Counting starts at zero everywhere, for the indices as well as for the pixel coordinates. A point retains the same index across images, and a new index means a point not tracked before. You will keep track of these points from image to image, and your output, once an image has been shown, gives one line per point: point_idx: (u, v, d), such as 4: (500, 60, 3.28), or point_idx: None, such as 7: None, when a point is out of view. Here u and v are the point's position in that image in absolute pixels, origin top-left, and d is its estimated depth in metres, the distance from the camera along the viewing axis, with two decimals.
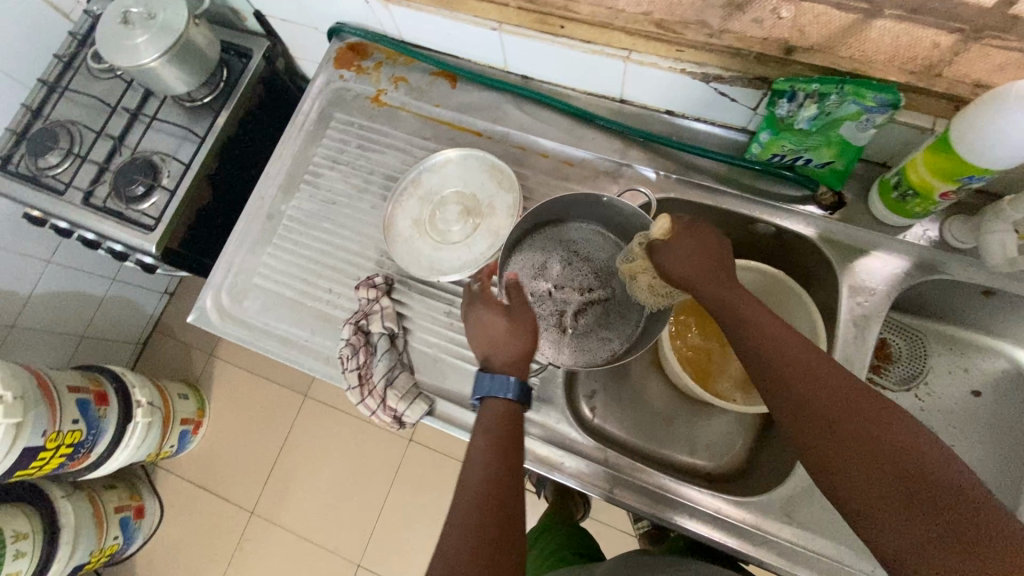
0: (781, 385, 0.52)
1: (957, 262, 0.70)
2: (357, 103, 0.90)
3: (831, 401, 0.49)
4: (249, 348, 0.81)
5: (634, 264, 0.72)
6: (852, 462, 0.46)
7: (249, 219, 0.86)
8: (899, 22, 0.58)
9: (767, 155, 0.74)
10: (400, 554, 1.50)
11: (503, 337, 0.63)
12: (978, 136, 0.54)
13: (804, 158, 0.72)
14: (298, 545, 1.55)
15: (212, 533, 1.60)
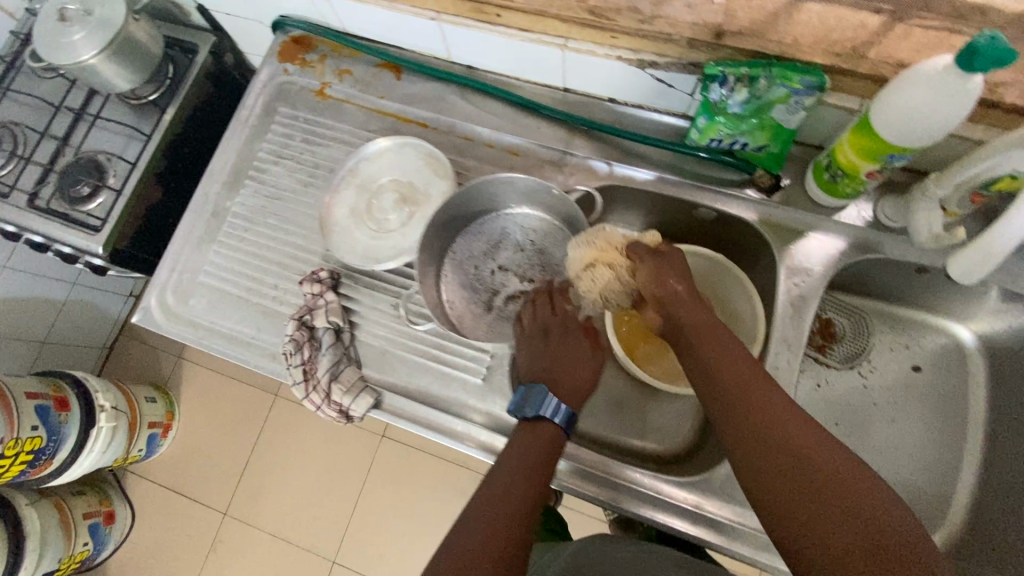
0: (751, 420, 0.54)
1: (890, 240, 0.72)
2: (302, 97, 0.88)
3: (802, 444, 0.51)
4: (195, 348, 0.79)
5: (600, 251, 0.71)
6: (815, 502, 0.47)
7: (193, 217, 0.85)
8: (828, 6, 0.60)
9: (705, 140, 0.75)
10: (375, 550, 1.50)
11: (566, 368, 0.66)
12: (899, 116, 0.54)
13: (740, 142, 0.73)
14: (272, 544, 1.54)
15: (185, 536, 1.59)
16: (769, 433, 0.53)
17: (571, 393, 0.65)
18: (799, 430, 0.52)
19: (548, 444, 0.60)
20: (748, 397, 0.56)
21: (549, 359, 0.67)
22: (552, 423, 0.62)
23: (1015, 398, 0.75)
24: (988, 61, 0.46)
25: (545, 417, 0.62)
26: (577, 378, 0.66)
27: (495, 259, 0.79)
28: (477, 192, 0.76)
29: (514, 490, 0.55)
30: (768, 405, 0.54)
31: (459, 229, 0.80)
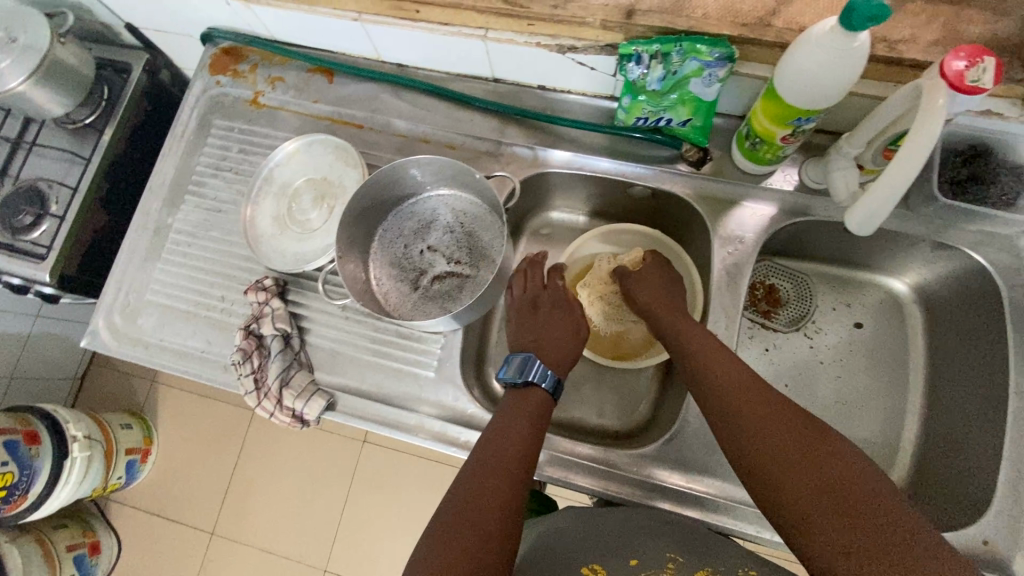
0: (729, 408, 0.59)
1: (817, 202, 0.74)
2: (236, 108, 0.88)
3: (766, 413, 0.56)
4: (146, 367, 0.79)
5: (593, 285, 0.84)
6: (788, 457, 0.52)
7: (136, 237, 0.85)
8: None
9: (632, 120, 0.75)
10: (366, 555, 1.50)
11: (554, 340, 0.74)
12: (797, 81, 0.56)
13: (665, 119, 0.74)
14: (263, 558, 1.54)
15: (174, 559, 1.58)
16: (746, 419, 0.57)
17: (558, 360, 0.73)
18: (775, 411, 0.56)
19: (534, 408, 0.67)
20: (726, 387, 0.61)
21: (537, 331, 0.75)
22: (540, 390, 0.68)
23: (950, 344, 0.78)
24: (864, 18, 0.47)
25: (533, 383, 0.68)
26: (561, 348, 0.74)
27: (425, 239, 0.80)
28: (404, 174, 0.75)
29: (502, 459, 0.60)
30: (745, 392, 0.59)
31: (390, 208, 0.80)
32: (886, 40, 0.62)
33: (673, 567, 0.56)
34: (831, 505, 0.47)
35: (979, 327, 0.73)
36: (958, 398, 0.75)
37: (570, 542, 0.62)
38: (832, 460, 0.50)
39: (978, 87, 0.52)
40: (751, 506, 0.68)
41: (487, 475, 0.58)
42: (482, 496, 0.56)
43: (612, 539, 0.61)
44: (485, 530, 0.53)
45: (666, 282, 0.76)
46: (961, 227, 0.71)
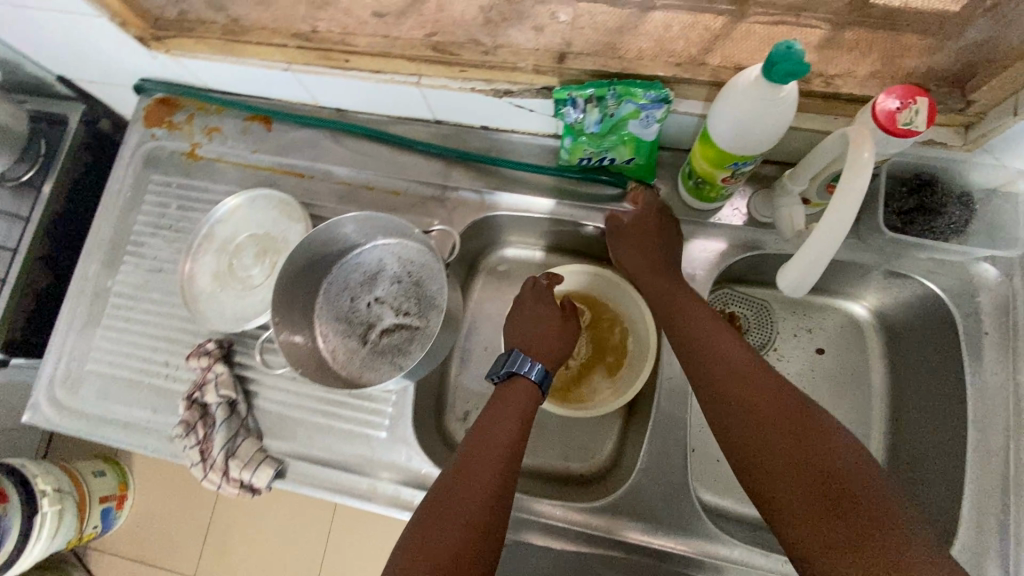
0: (728, 373, 0.56)
1: (768, 235, 0.72)
2: (173, 161, 0.85)
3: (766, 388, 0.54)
4: (90, 440, 0.77)
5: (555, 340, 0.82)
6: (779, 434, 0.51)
7: (74, 303, 0.82)
8: (670, 13, 0.62)
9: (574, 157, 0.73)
10: None
11: (539, 335, 0.72)
12: (729, 127, 0.54)
13: (609, 158, 0.73)
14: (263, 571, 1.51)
15: None
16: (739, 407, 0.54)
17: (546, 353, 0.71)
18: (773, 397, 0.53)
19: (525, 398, 0.65)
20: (718, 358, 0.58)
21: (521, 330, 0.73)
22: (526, 379, 0.67)
23: (910, 369, 0.76)
24: (785, 72, 0.46)
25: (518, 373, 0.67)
26: (549, 343, 0.72)
27: (373, 290, 0.77)
28: (342, 229, 0.72)
29: (493, 465, 0.58)
30: (737, 378, 0.55)
31: (334, 261, 0.77)
32: (823, 74, 0.61)
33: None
34: (829, 506, 0.46)
35: (938, 354, 0.71)
36: (916, 424, 0.74)
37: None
38: (831, 455, 0.48)
39: (910, 130, 0.51)
40: (723, 561, 0.65)
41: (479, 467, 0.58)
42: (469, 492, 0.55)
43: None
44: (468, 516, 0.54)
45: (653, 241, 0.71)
46: (914, 254, 0.70)
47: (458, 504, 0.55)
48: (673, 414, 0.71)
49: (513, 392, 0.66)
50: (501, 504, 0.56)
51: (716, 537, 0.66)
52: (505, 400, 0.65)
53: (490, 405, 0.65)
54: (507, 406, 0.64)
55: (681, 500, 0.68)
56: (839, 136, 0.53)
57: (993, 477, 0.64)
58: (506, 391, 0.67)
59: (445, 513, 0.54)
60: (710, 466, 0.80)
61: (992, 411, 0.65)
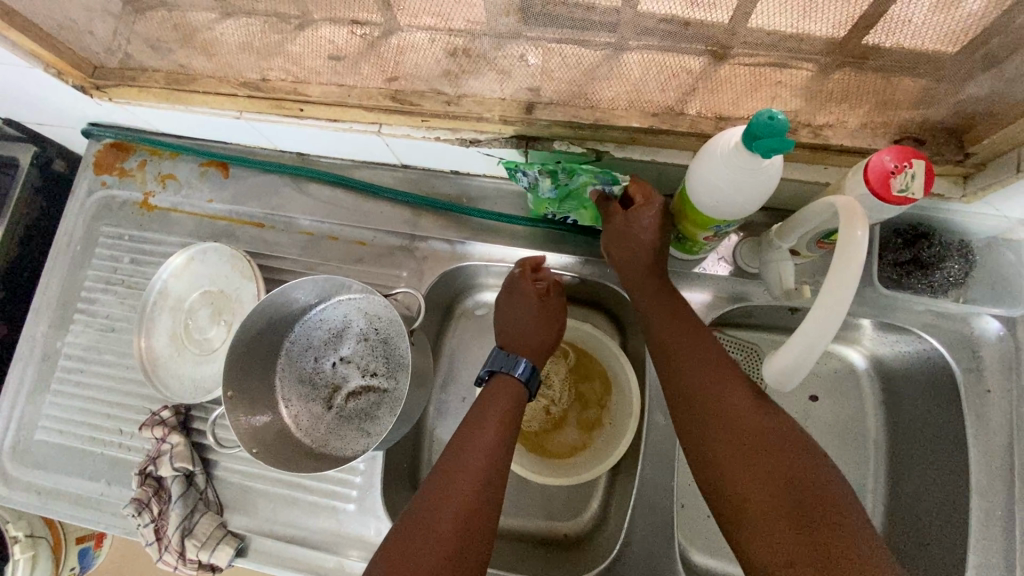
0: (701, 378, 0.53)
1: (754, 286, 0.68)
2: (125, 211, 0.80)
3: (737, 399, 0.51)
4: (40, 515, 0.72)
5: (548, 394, 0.78)
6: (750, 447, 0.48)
7: (21, 366, 0.77)
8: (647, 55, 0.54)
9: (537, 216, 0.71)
10: None
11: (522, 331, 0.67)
12: (708, 197, 0.50)
13: (572, 217, 0.69)
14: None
15: None
16: (715, 414, 0.51)
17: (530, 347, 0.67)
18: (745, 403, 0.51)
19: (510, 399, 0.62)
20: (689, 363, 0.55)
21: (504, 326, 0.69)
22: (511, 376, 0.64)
23: (910, 422, 0.71)
24: (768, 148, 0.42)
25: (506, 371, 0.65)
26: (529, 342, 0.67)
27: (338, 350, 0.72)
28: (301, 289, 0.67)
29: (471, 468, 0.54)
30: (711, 383, 0.53)
31: (296, 320, 0.72)
32: (810, 124, 0.56)
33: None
34: (797, 513, 0.43)
35: (936, 408, 0.67)
36: (911, 479, 0.70)
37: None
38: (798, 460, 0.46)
39: (905, 198, 0.46)
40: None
41: (454, 469, 0.54)
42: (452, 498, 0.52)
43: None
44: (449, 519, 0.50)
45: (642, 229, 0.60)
46: (911, 307, 0.66)
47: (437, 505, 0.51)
48: (658, 478, 0.68)
49: (496, 393, 0.63)
50: (484, 516, 0.52)
51: None
52: (488, 403, 0.62)
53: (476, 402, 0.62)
54: (490, 410, 0.60)
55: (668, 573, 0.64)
56: (828, 203, 0.48)
57: (994, 544, 0.61)
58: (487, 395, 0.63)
59: (421, 514, 0.51)
60: (700, 524, 0.76)
61: (994, 473, 0.62)
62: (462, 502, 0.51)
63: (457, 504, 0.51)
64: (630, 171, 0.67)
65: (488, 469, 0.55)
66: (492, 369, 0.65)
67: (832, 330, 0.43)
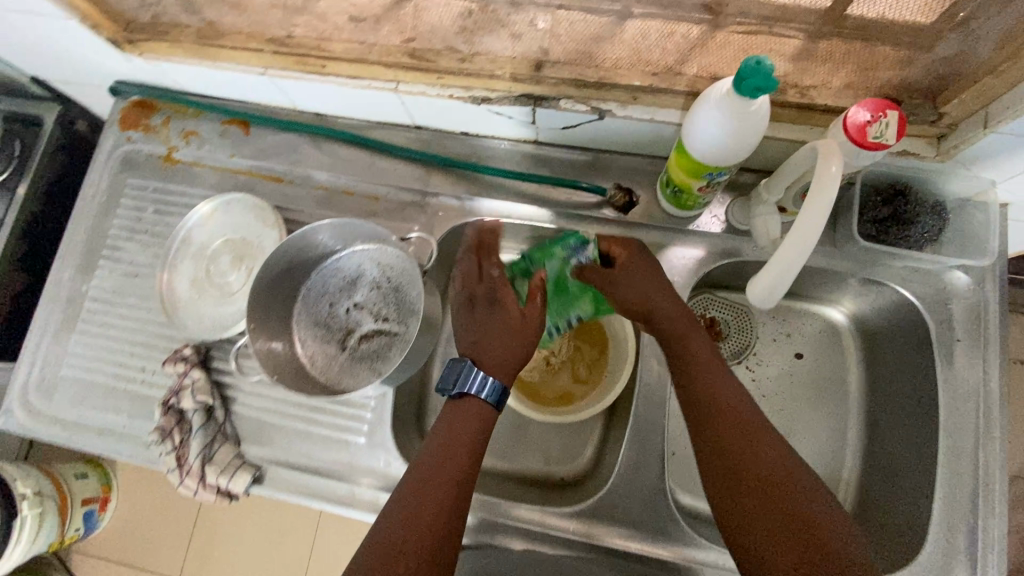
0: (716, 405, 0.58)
1: (745, 242, 0.73)
2: (149, 165, 0.84)
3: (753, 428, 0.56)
4: (65, 447, 0.76)
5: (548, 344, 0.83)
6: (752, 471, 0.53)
7: (49, 308, 0.81)
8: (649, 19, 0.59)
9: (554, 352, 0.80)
10: None
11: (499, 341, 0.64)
12: (703, 143, 0.55)
13: (575, 316, 0.77)
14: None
15: None
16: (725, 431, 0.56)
17: (503, 361, 0.63)
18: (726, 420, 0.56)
19: (481, 410, 0.61)
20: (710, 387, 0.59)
21: (477, 333, 0.66)
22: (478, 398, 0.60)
23: (885, 373, 0.77)
24: (753, 87, 0.47)
25: (470, 393, 0.61)
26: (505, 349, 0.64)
27: (352, 296, 0.77)
28: (320, 234, 0.71)
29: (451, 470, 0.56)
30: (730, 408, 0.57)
31: (314, 267, 0.77)
32: (798, 85, 0.62)
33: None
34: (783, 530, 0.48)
35: (911, 359, 0.72)
36: (887, 425, 0.75)
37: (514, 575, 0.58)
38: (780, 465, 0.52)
39: (879, 144, 0.51)
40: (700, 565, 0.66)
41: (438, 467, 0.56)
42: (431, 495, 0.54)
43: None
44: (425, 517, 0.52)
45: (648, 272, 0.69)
46: (889, 263, 0.71)
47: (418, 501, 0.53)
48: (649, 418, 0.72)
49: (462, 412, 0.60)
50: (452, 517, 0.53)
51: (696, 540, 0.66)
52: (459, 415, 0.60)
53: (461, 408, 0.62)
54: (471, 415, 0.60)
55: (658, 504, 0.68)
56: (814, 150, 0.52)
57: (961, 479, 0.65)
58: (458, 406, 0.61)
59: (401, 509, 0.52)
60: (688, 469, 0.81)
61: (962, 416, 0.66)
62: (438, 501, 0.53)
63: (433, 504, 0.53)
64: (630, 133, 0.71)
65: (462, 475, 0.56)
66: (461, 390, 0.60)
67: (803, 262, 0.48)
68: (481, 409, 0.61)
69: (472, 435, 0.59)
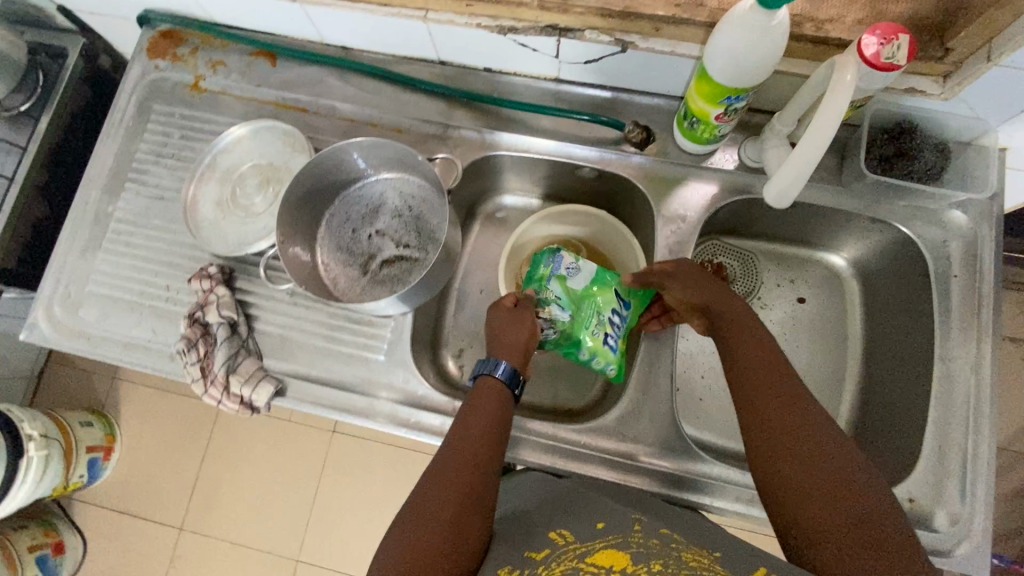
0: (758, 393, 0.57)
1: (757, 180, 0.76)
2: (176, 93, 0.86)
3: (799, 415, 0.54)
4: (90, 358, 0.78)
5: None
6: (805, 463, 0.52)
7: (75, 226, 0.82)
8: None
9: (619, 361, 0.71)
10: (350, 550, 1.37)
11: (501, 332, 0.68)
12: (728, 62, 0.58)
13: (613, 313, 0.72)
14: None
15: (137, 566, 1.41)
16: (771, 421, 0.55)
17: (508, 350, 0.66)
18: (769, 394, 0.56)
19: (495, 399, 0.61)
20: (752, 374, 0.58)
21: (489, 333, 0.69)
22: (494, 377, 0.63)
23: (884, 312, 0.80)
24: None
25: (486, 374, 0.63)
26: (507, 339, 0.67)
27: (374, 223, 0.79)
28: (347, 155, 0.74)
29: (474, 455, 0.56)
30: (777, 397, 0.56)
31: (339, 194, 0.80)
32: (813, 20, 0.63)
33: (662, 566, 0.44)
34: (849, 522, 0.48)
35: (909, 296, 0.76)
36: (884, 361, 0.78)
37: (541, 508, 0.55)
38: (822, 435, 0.53)
39: (892, 66, 0.54)
40: (708, 479, 0.69)
41: (464, 455, 0.55)
42: (460, 485, 0.53)
43: (575, 502, 0.55)
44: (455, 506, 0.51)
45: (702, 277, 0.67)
46: (892, 200, 0.74)
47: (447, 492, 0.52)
48: (659, 345, 0.75)
49: (482, 395, 0.62)
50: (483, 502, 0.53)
51: (703, 457, 0.70)
52: (477, 404, 0.61)
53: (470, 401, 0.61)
54: (485, 403, 0.61)
55: (665, 423, 0.71)
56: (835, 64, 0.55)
57: (957, 405, 0.68)
58: (475, 396, 0.62)
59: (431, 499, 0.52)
60: (693, 404, 0.84)
61: (959, 346, 0.70)
62: (463, 489, 0.52)
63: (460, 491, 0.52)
64: (649, 71, 0.74)
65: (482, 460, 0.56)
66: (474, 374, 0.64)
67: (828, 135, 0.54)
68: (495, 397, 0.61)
69: (494, 410, 0.60)
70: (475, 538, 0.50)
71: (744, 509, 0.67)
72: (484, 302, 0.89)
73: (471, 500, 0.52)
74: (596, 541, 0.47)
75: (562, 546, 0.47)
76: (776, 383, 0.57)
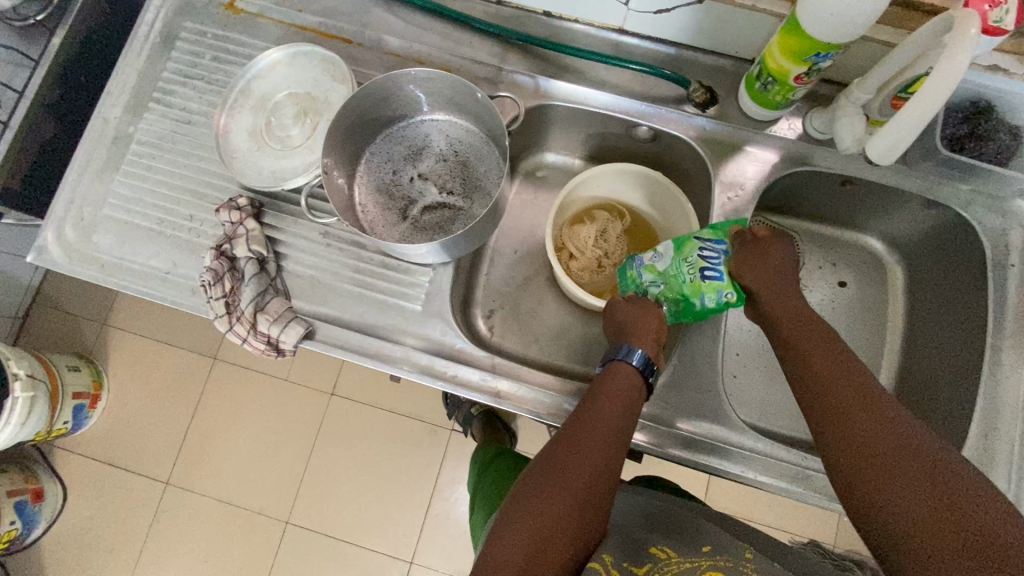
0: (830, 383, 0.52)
1: (820, 151, 0.73)
2: (210, 11, 0.80)
3: (880, 405, 0.49)
4: (104, 287, 0.72)
5: (606, 245, 0.81)
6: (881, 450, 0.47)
7: (91, 144, 0.76)
8: None
9: (732, 283, 0.63)
10: (343, 515, 1.30)
11: (633, 321, 0.65)
12: (828, 14, 0.54)
13: (703, 255, 0.64)
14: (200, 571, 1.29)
15: (119, 519, 1.32)
16: (842, 407, 0.51)
17: (649, 339, 0.63)
18: (843, 406, 0.51)
19: (626, 387, 0.59)
20: (822, 363, 0.54)
21: (617, 327, 0.67)
22: (628, 363, 0.61)
23: (930, 299, 0.79)
24: None
25: (621, 359, 0.61)
26: (644, 329, 0.64)
27: (416, 165, 0.75)
28: (397, 88, 0.70)
29: (597, 444, 0.54)
30: (853, 388, 0.51)
31: (381, 131, 0.75)
32: None
33: None
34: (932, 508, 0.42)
35: (960, 283, 0.74)
36: (930, 348, 0.77)
37: (638, 521, 0.53)
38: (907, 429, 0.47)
39: (999, 30, 0.52)
40: (746, 451, 0.67)
41: (588, 441, 0.54)
42: (581, 468, 0.51)
43: (677, 522, 0.52)
44: (574, 489, 0.49)
45: (778, 265, 0.62)
46: (954, 183, 0.72)
47: (566, 473, 0.51)
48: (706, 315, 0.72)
49: (613, 377, 0.60)
50: (602, 494, 0.51)
51: (745, 431, 0.68)
52: (609, 390, 0.59)
53: (599, 384, 0.60)
54: (615, 392, 0.58)
55: (709, 394, 0.70)
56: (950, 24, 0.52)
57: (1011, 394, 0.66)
58: (611, 379, 0.60)
59: (551, 473, 0.51)
60: (727, 380, 0.82)
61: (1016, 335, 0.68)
62: (588, 476, 0.51)
63: (582, 477, 0.50)
64: (721, 27, 0.70)
65: (609, 454, 0.53)
66: (607, 359, 0.63)
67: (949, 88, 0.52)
68: (629, 390, 0.59)
69: (623, 404, 0.58)
70: (588, 530, 0.48)
71: (785, 485, 0.66)
72: (519, 261, 0.85)
73: (594, 491, 0.50)
74: (700, 561, 0.46)
75: (665, 562, 0.46)
76: (851, 380, 0.52)
